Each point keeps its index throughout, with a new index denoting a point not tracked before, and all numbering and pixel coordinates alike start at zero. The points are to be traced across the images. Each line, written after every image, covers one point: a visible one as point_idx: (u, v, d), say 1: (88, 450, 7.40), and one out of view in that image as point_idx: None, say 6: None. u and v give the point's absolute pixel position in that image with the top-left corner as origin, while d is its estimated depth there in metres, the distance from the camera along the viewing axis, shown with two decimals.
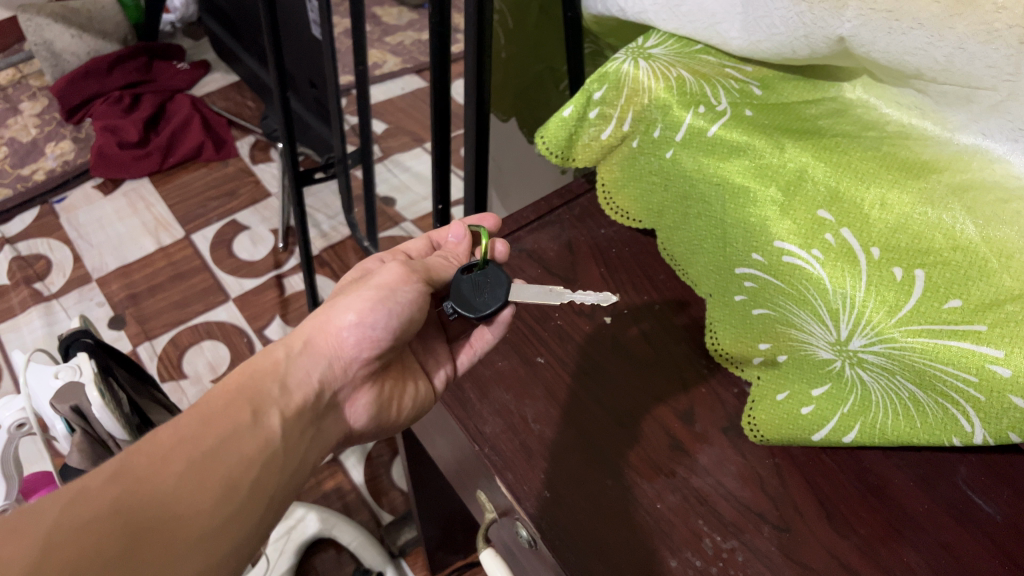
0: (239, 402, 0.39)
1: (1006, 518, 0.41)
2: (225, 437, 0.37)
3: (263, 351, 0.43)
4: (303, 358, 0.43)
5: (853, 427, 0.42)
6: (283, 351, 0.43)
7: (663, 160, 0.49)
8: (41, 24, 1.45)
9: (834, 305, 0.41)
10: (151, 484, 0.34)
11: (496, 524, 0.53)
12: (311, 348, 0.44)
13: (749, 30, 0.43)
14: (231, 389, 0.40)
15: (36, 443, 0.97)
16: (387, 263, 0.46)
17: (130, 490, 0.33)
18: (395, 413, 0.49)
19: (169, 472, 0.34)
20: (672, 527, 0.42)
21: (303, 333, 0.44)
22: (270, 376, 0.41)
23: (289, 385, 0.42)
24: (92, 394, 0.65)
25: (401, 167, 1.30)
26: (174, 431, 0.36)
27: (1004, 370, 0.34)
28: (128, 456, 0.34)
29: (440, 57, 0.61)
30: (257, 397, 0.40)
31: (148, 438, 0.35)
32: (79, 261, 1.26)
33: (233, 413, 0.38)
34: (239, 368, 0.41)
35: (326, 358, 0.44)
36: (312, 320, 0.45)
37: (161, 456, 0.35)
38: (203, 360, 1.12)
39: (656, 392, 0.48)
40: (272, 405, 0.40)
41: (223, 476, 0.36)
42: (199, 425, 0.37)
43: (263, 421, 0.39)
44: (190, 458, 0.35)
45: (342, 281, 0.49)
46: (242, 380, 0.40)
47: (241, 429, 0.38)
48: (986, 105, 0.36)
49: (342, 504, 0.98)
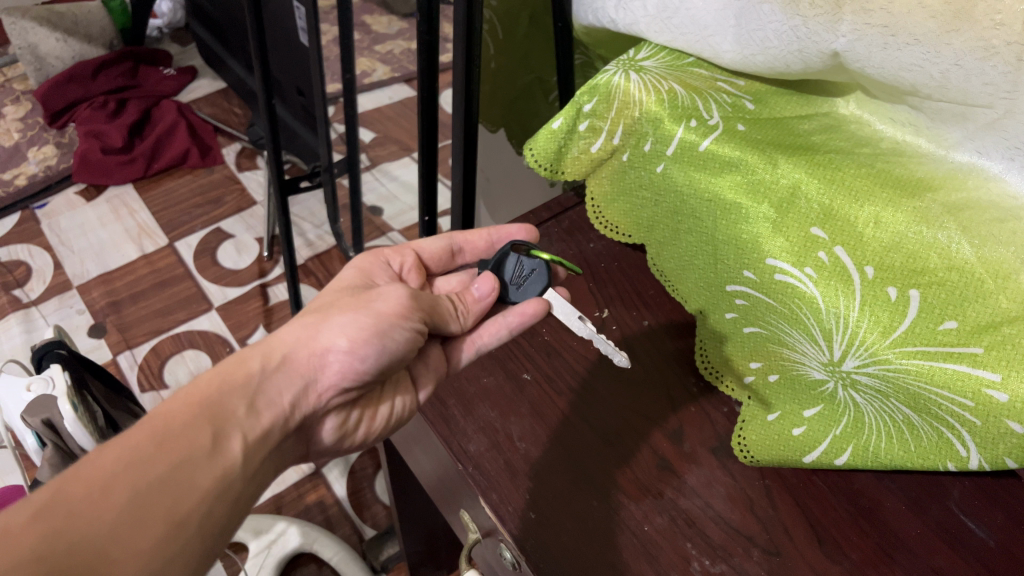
0: (198, 422, 0.36)
1: (999, 543, 0.40)
2: (178, 464, 0.34)
3: (236, 360, 0.40)
4: (279, 375, 0.40)
5: (845, 449, 0.41)
6: (258, 363, 0.40)
7: (654, 174, 0.48)
8: (25, 28, 1.42)
9: (827, 325, 0.40)
10: (84, 522, 0.31)
11: (479, 544, 0.51)
12: (289, 365, 0.41)
13: (742, 44, 0.42)
14: (191, 406, 0.37)
15: (10, 455, 0.94)
16: (393, 286, 0.44)
17: (59, 529, 0.30)
18: (359, 437, 0.48)
19: (105, 506, 0.31)
20: (659, 549, 0.41)
21: (284, 346, 0.41)
22: (238, 392, 0.38)
23: (257, 406, 0.39)
24: (64, 407, 0.63)
25: (389, 176, 1.31)
26: (120, 454, 0.33)
27: (1001, 395, 0.34)
28: (62, 485, 0.32)
29: (428, 65, 0.60)
30: (220, 417, 0.37)
31: (88, 462, 0.33)
32: (60, 269, 1.23)
33: (191, 437, 0.35)
34: (202, 380, 0.38)
35: (303, 378, 0.41)
36: (297, 332, 0.42)
37: (100, 488, 0.32)
38: (184, 369, 1.10)
39: (645, 411, 0.47)
40: (235, 428, 0.37)
41: (167, 510, 0.33)
42: (148, 449, 0.34)
43: (224, 447, 0.36)
44: (134, 490, 0.32)
45: (342, 288, 0.47)
46: (205, 397, 0.37)
47: (197, 456, 0.35)
48: (981, 122, 0.35)
49: (324, 518, 0.96)
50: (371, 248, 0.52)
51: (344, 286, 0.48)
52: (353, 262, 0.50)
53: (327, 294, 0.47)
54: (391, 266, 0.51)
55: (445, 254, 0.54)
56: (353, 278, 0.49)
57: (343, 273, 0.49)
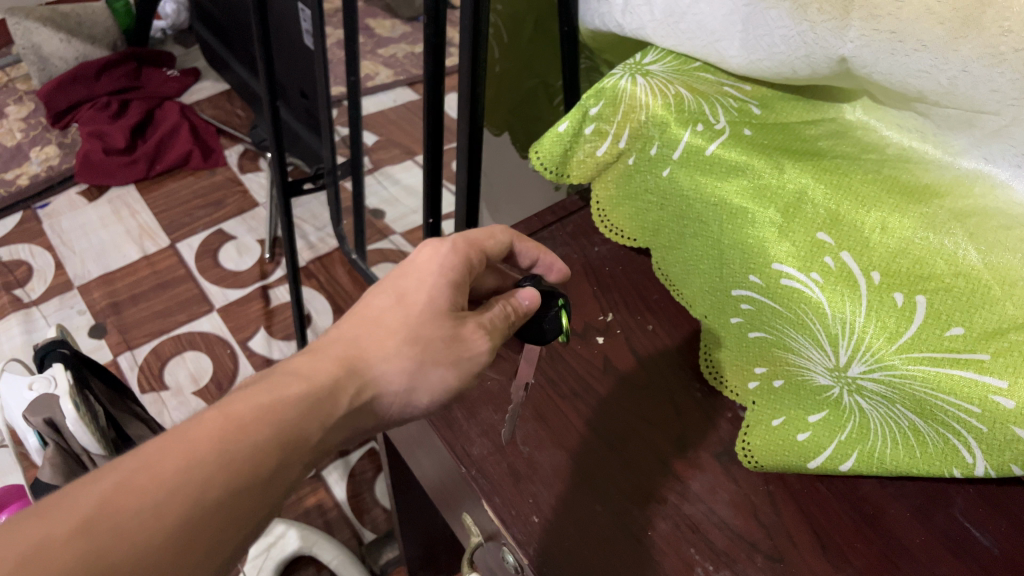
0: (268, 445, 0.31)
1: (1003, 551, 0.40)
2: (237, 491, 0.30)
3: (327, 378, 0.35)
4: (357, 415, 0.36)
5: (850, 455, 0.41)
6: (347, 400, 0.35)
7: (660, 179, 0.48)
8: (29, 28, 1.43)
9: (833, 330, 0.40)
10: (129, 543, 0.27)
11: (481, 548, 0.51)
12: (371, 404, 0.37)
13: (748, 48, 0.42)
14: (265, 423, 0.32)
15: (9, 455, 0.94)
16: (482, 340, 0.40)
17: (103, 547, 0.26)
18: None
19: (154, 528, 0.27)
20: (662, 555, 0.41)
21: (373, 387, 0.37)
22: (318, 421, 0.34)
23: (327, 437, 0.35)
24: (66, 407, 0.62)
25: (390, 180, 1.35)
26: (184, 465, 0.29)
27: (1007, 402, 0.33)
28: (117, 489, 0.28)
29: (434, 68, 0.60)
30: (293, 445, 0.32)
31: (149, 466, 0.29)
32: (60, 269, 1.23)
33: (259, 463, 0.31)
34: (290, 391, 0.33)
35: (374, 416, 0.38)
36: (394, 373, 0.37)
37: (152, 504, 0.28)
38: (184, 371, 1.09)
39: (648, 416, 0.47)
40: (301, 458, 0.33)
41: (213, 541, 0.29)
42: (213, 467, 0.30)
43: (286, 479, 0.32)
44: (187, 515, 0.28)
45: (434, 312, 0.39)
46: (284, 415, 0.33)
47: (257, 484, 0.31)
48: (988, 129, 0.35)
49: (323, 522, 0.96)
50: (461, 247, 0.42)
51: (433, 307, 0.40)
52: (445, 267, 0.41)
53: (416, 316, 0.39)
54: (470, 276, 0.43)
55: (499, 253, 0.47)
56: (449, 297, 0.41)
57: (433, 284, 0.40)
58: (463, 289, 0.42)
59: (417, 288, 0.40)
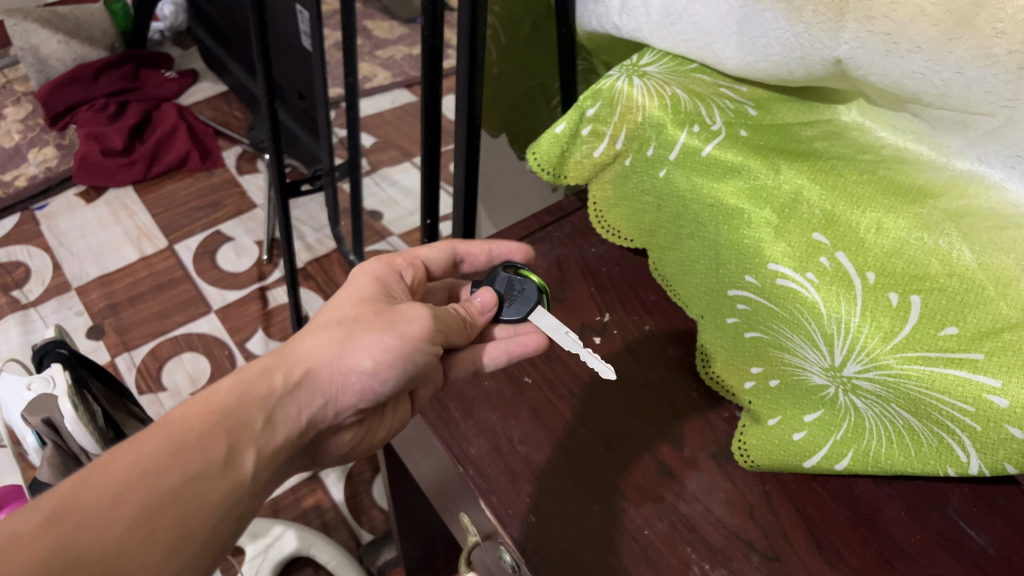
0: (214, 432, 0.34)
1: (998, 550, 0.40)
2: (190, 477, 0.32)
3: (261, 367, 0.37)
4: (300, 393, 0.38)
5: (846, 454, 0.41)
6: (281, 378, 0.37)
7: (657, 179, 0.48)
8: (27, 30, 1.43)
9: (828, 330, 0.40)
10: (94, 531, 0.28)
11: (478, 547, 0.51)
12: (311, 381, 0.39)
13: (745, 51, 0.42)
14: (208, 414, 0.34)
15: (8, 455, 0.94)
16: (416, 306, 0.43)
17: (70, 537, 0.28)
18: (374, 437, 0.47)
19: (115, 516, 0.29)
20: (659, 554, 0.41)
21: (306, 361, 0.39)
22: (257, 406, 0.36)
23: (274, 421, 0.36)
24: (65, 407, 0.62)
25: (389, 181, 1.32)
26: (135, 458, 0.31)
27: (1001, 401, 0.34)
28: (75, 487, 0.29)
29: (432, 70, 0.60)
30: (237, 430, 0.35)
31: (103, 464, 0.31)
32: (59, 269, 1.23)
33: (206, 448, 0.33)
34: (222, 387, 0.36)
35: (323, 396, 0.39)
36: (323, 347, 0.40)
37: (111, 495, 0.29)
38: (182, 372, 1.09)
39: (646, 416, 0.47)
40: (249, 443, 0.35)
41: (178, 526, 0.31)
42: (163, 457, 0.31)
43: (240, 465, 0.34)
44: (147, 502, 0.30)
45: (364, 299, 0.43)
46: (224, 407, 0.35)
47: (210, 469, 0.33)
48: (982, 130, 0.35)
49: (321, 523, 0.96)
50: (384, 256, 0.48)
51: (362, 296, 0.44)
52: (367, 269, 0.46)
53: (343, 303, 0.43)
54: (403, 278, 0.48)
55: (446, 263, 0.52)
56: (374, 288, 0.45)
57: (359, 279, 0.45)
58: (395, 286, 0.47)
59: (344, 287, 0.45)
